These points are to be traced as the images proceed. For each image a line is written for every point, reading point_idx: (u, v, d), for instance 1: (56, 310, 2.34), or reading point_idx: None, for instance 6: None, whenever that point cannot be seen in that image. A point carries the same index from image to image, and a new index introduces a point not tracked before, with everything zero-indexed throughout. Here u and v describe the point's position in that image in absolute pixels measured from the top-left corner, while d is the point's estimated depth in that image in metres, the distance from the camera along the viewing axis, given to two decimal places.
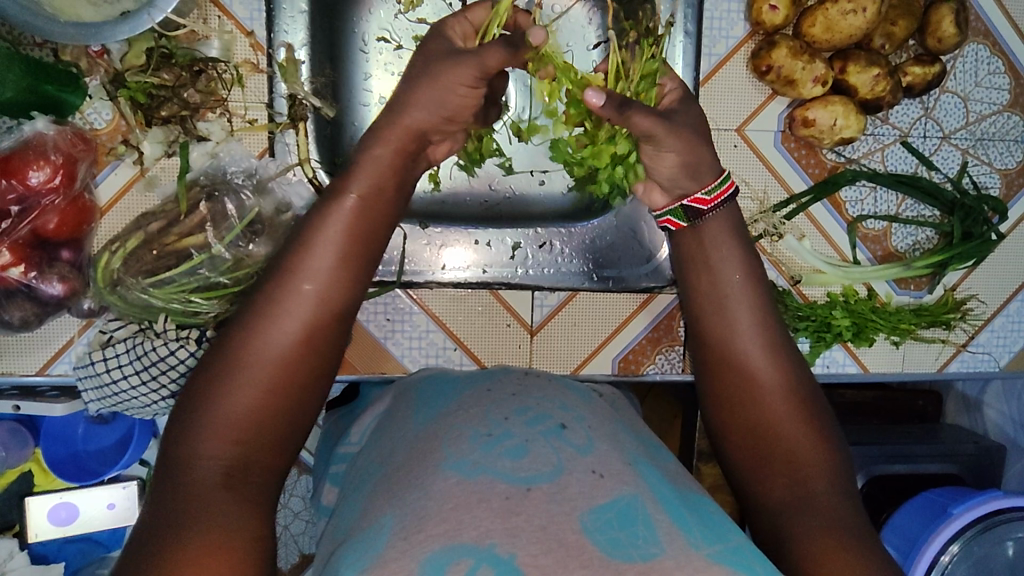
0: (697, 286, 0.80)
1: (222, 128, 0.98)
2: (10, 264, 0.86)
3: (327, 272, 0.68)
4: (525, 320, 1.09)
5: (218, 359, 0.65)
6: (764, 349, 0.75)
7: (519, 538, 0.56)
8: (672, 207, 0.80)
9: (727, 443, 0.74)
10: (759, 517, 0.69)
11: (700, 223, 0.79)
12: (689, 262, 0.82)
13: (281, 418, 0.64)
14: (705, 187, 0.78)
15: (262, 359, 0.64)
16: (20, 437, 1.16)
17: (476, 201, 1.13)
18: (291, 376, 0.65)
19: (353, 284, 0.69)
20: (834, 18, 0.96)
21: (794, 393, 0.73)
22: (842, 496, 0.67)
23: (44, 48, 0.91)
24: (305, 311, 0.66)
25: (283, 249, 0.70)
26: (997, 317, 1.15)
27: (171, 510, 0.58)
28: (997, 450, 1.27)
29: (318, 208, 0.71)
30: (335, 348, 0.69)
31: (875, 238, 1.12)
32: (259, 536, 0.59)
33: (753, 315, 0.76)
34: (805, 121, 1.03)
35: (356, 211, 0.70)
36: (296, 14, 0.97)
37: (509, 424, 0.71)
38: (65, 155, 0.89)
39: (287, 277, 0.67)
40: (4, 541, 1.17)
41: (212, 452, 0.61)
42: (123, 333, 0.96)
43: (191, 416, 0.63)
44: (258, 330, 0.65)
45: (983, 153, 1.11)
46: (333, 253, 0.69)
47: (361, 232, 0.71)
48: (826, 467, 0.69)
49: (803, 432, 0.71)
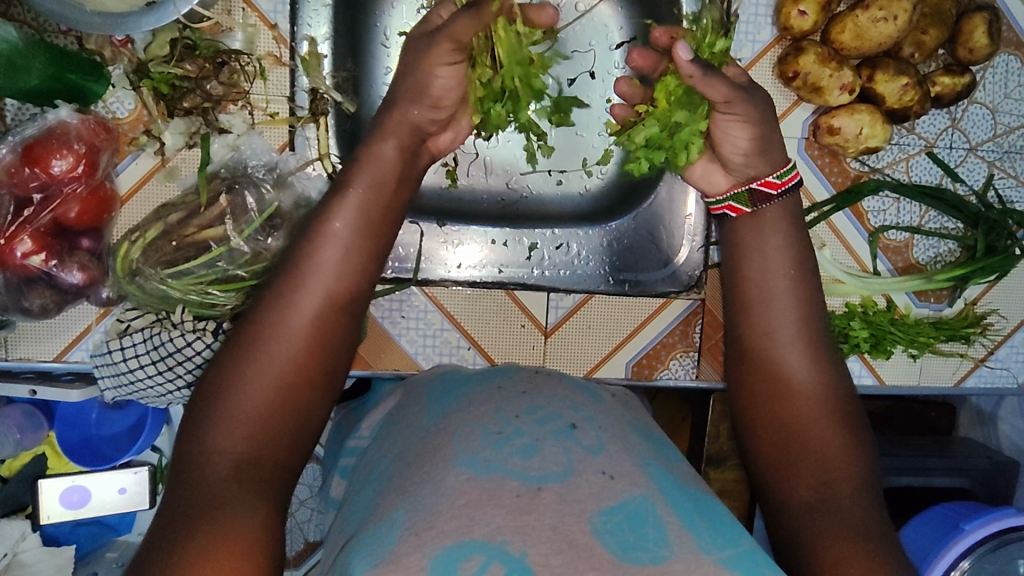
0: (746, 282, 0.82)
1: (243, 121, 0.98)
2: (32, 251, 0.87)
3: (333, 267, 0.72)
4: (540, 321, 1.08)
5: (225, 359, 0.67)
6: (807, 355, 0.76)
7: (530, 536, 0.56)
8: (735, 191, 0.83)
9: (753, 440, 0.75)
10: (779, 518, 0.69)
11: (762, 207, 0.82)
12: (738, 259, 0.83)
13: (291, 412, 0.66)
14: (775, 171, 0.82)
15: (275, 354, 0.66)
16: (34, 420, 1.17)
17: (493, 199, 1.13)
18: (302, 367, 0.67)
19: (360, 278, 0.74)
20: (864, 25, 0.95)
21: (830, 389, 0.74)
22: (866, 500, 0.66)
23: (67, 36, 0.91)
24: (311, 301, 0.69)
25: (291, 252, 0.74)
26: (1017, 333, 1.13)
27: (178, 502, 0.58)
28: (1011, 466, 1.26)
29: (321, 208, 0.76)
30: (343, 341, 0.71)
31: (896, 250, 1.11)
32: (265, 522, 0.58)
33: (793, 313, 0.78)
34: (830, 129, 1.01)
35: (362, 212, 0.75)
36: (319, 8, 0.97)
37: (520, 423, 0.71)
38: (87, 145, 0.89)
39: (295, 274, 0.71)
40: (17, 521, 1.17)
41: (224, 444, 0.62)
42: (139, 323, 0.96)
43: (202, 415, 0.64)
44: (270, 322, 0.68)
45: (1010, 166, 1.10)
46: (342, 248, 0.73)
47: (367, 228, 0.75)
48: (856, 470, 0.68)
49: (836, 436, 0.70)
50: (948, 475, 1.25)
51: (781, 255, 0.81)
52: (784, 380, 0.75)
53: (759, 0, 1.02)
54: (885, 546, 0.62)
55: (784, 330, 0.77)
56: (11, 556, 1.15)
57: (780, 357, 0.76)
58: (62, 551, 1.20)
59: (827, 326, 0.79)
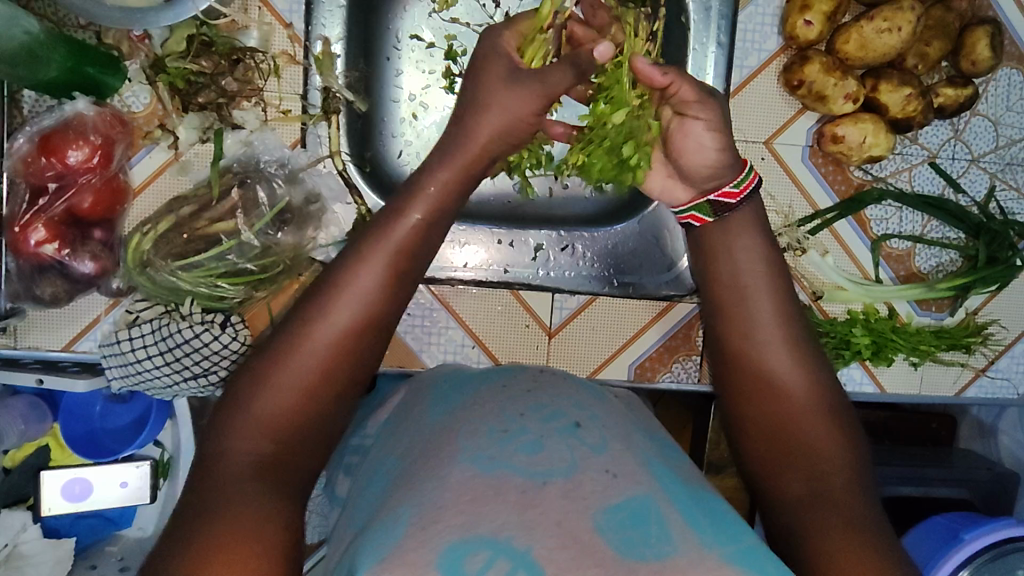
0: (715, 276, 0.81)
1: (256, 117, 0.99)
2: (44, 240, 0.89)
3: (374, 285, 0.68)
4: (544, 321, 1.09)
5: (257, 366, 0.65)
6: (787, 350, 0.76)
7: (536, 532, 0.57)
8: (697, 201, 0.83)
9: (743, 439, 0.76)
10: (774, 514, 0.71)
11: (727, 216, 0.82)
12: (708, 257, 0.82)
13: (314, 424, 0.64)
14: (734, 180, 0.81)
15: (303, 367, 0.65)
16: (39, 412, 1.19)
17: (504, 201, 1.14)
18: (331, 383, 0.65)
19: (399, 296, 0.69)
20: (868, 35, 0.97)
21: (814, 388, 0.75)
22: (860, 495, 0.68)
23: (88, 31, 0.93)
24: (347, 317, 0.66)
25: (337, 260, 0.70)
26: (1017, 343, 1.14)
27: (206, 494, 0.59)
28: (1011, 478, 1.26)
29: (377, 223, 0.71)
30: (374, 359, 0.69)
31: (898, 258, 1.12)
32: (288, 525, 0.59)
33: (769, 309, 0.78)
34: (834, 137, 1.03)
35: (417, 228, 0.70)
36: (335, 9, 0.98)
37: (524, 421, 0.72)
38: (103, 137, 0.91)
39: (338, 289, 0.67)
40: (19, 512, 1.17)
41: (244, 448, 0.62)
42: (149, 314, 0.98)
43: (227, 417, 0.63)
44: (302, 335, 0.66)
45: (1011, 179, 1.11)
46: (385, 263, 0.68)
47: (414, 246, 0.70)
48: (845, 461, 0.70)
49: (822, 430, 0.72)
50: (948, 486, 1.25)
51: (756, 244, 0.81)
52: (764, 378, 0.75)
53: (767, 10, 1.04)
54: (882, 540, 0.64)
55: (760, 324, 0.77)
56: (11, 547, 1.15)
57: (768, 353, 0.76)
58: (61, 543, 1.19)
59: (804, 316, 0.80)
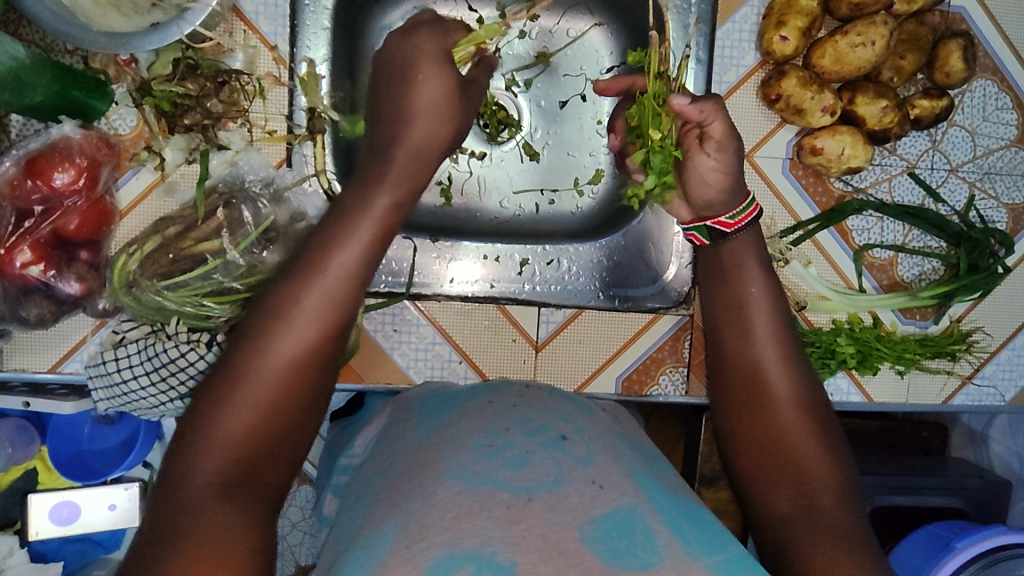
0: (717, 297, 0.83)
1: (241, 138, 1.00)
2: (30, 261, 0.89)
3: (330, 294, 0.67)
4: (531, 336, 1.10)
5: (220, 376, 0.64)
6: (780, 363, 0.76)
7: (520, 546, 0.56)
8: (696, 224, 0.88)
9: (733, 451, 0.76)
10: (764, 530, 0.70)
11: (721, 243, 0.86)
12: (734, 273, 0.84)
13: (279, 437, 0.64)
14: (729, 212, 0.85)
15: (263, 380, 0.63)
16: (26, 434, 1.16)
17: (488, 218, 1.17)
18: (291, 393, 0.64)
19: (356, 302, 0.69)
20: (843, 49, 0.99)
21: (806, 406, 0.74)
22: (846, 511, 0.67)
23: (75, 56, 0.94)
24: (307, 328, 0.66)
25: (293, 266, 0.69)
26: (1002, 350, 1.15)
27: (175, 515, 0.58)
28: (1002, 485, 1.26)
29: (327, 226, 0.70)
30: (332, 368, 0.68)
31: (880, 267, 1.13)
32: (252, 548, 0.58)
33: (766, 325, 0.79)
34: (813, 149, 1.04)
35: (367, 230, 0.70)
36: (319, 31, 1.01)
37: (511, 435, 0.71)
38: (89, 159, 0.92)
39: (294, 299, 0.66)
40: (5, 536, 1.17)
41: (209, 469, 0.60)
42: (135, 333, 0.98)
43: (193, 431, 0.62)
44: (259, 347, 0.64)
45: (990, 187, 1.12)
46: (340, 272, 0.68)
47: (368, 249, 0.70)
48: (831, 483, 0.69)
49: (812, 450, 0.72)
50: (939, 495, 1.25)
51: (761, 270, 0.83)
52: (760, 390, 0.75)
53: (744, 26, 1.06)
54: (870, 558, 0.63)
55: (761, 336, 0.78)
56: None
57: (752, 365, 0.77)
58: (49, 567, 1.19)
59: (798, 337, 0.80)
